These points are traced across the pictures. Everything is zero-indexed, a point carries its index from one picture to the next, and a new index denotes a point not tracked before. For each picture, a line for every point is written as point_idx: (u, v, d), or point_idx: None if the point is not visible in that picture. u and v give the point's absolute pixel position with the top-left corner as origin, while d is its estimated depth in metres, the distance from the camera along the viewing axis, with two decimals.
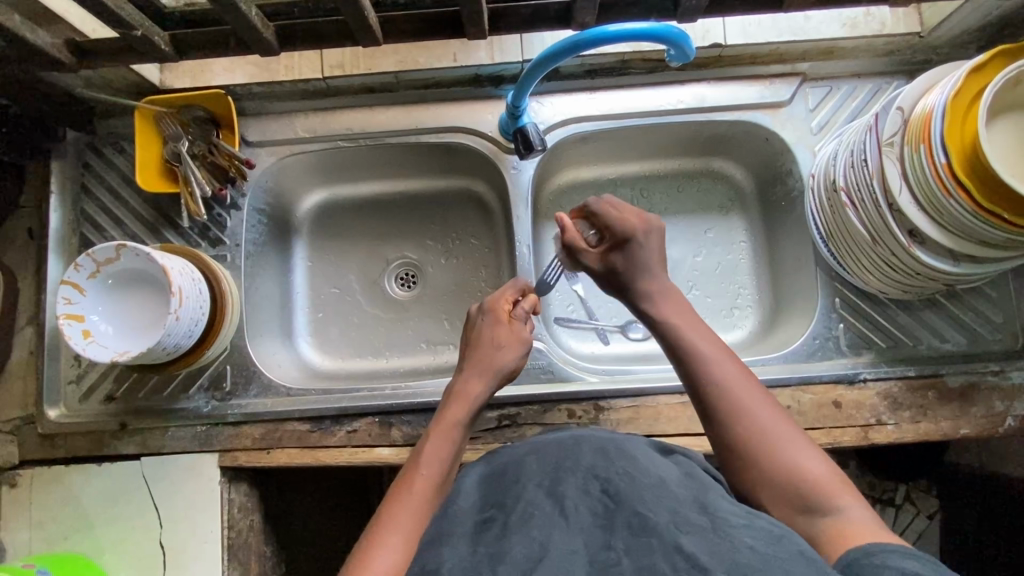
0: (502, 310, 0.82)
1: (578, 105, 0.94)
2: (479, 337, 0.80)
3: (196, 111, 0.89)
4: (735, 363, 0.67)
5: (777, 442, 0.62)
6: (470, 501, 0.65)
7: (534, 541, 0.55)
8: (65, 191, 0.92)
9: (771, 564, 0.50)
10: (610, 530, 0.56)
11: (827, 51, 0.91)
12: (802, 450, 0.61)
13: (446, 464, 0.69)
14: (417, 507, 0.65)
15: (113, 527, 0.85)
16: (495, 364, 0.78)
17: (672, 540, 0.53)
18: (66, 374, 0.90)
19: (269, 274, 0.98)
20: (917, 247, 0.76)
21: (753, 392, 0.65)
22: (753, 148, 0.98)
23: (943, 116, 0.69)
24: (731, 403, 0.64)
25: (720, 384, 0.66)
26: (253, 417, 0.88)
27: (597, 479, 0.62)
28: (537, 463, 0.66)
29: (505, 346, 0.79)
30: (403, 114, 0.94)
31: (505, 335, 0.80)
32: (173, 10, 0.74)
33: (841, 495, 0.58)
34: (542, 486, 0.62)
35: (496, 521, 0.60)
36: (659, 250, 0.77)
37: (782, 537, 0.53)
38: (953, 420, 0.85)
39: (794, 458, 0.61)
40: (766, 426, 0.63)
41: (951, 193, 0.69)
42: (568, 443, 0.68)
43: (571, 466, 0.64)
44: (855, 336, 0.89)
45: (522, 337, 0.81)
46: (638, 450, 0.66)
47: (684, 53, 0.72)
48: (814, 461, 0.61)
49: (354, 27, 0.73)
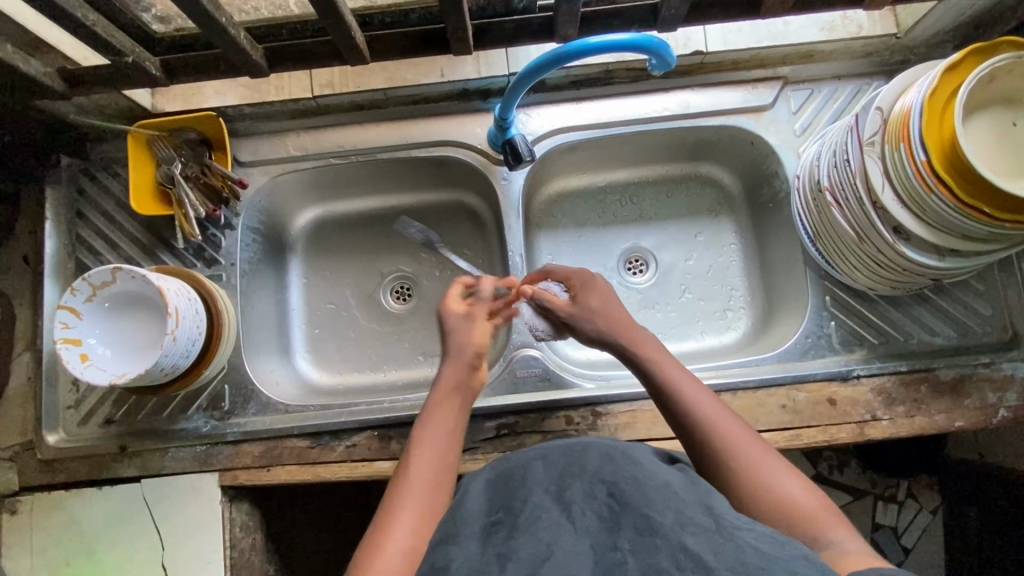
0: (453, 298, 0.81)
1: (565, 116, 0.95)
2: (445, 333, 0.78)
3: (190, 133, 0.90)
4: (717, 402, 0.67)
5: (758, 474, 0.61)
6: (476, 502, 0.61)
7: (541, 542, 0.53)
8: (60, 216, 0.93)
9: (773, 566, 0.48)
10: (615, 532, 0.54)
11: (807, 54, 0.93)
12: (789, 483, 0.60)
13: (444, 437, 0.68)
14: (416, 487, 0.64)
15: (115, 549, 0.85)
16: (462, 347, 0.76)
17: (677, 539, 0.51)
18: (65, 399, 0.91)
19: (265, 292, 0.99)
20: (902, 244, 0.77)
21: (735, 428, 0.64)
22: (739, 151, 1.00)
23: (920, 114, 0.70)
24: (711, 436, 0.64)
25: (702, 423, 0.65)
26: (253, 435, 0.89)
27: (604, 483, 0.59)
28: (542, 471, 0.63)
29: (461, 326, 0.78)
30: (394, 129, 0.96)
31: (459, 319, 0.79)
32: (162, 36, 0.75)
33: (832, 525, 0.57)
34: (549, 490, 0.59)
35: (503, 524, 0.57)
36: (598, 295, 0.81)
37: (784, 542, 0.51)
38: (947, 413, 0.85)
39: (781, 490, 0.59)
40: (743, 450, 0.62)
41: (932, 188, 0.70)
42: (575, 449, 0.65)
43: (578, 471, 0.61)
44: (847, 333, 0.90)
45: (475, 313, 0.79)
46: (644, 457, 0.64)
47: (665, 61, 0.73)
48: (801, 491, 0.59)
49: (342, 45, 0.74)
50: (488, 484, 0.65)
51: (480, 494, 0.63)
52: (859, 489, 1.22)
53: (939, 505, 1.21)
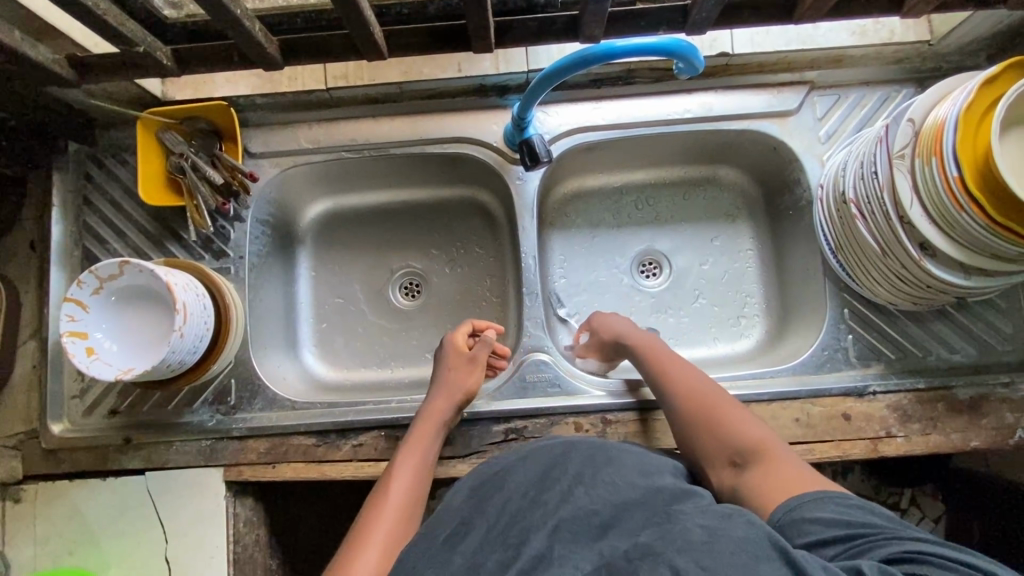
0: (459, 343, 0.88)
1: (583, 115, 0.93)
2: (439, 366, 0.87)
3: (200, 123, 0.88)
4: (688, 367, 0.80)
5: (719, 419, 0.73)
6: (456, 506, 0.67)
7: (511, 547, 0.59)
8: (67, 203, 0.92)
9: (715, 540, 0.51)
10: (578, 541, 0.57)
11: (836, 60, 0.90)
12: (745, 423, 0.72)
13: (413, 477, 0.76)
14: (391, 510, 0.72)
15: (118, 541, 0.85)
16: (455, 383, 0.83)
17: (631, 539, 0.55)
18: (70, 388, 0.90)
19: (273, 285, 0.97)
20: (928, 261, 0.75)
21: (699, 385, 0.77)
22: (760, 156, 0.97)
23: (955, 128, 0.68)
24: (681, 396, 0.77)
25: (675, 388, 0.78)
26: (259, 432, 0.88)
27: (581, 488, 0.62)
28: (524, 470, 0.67)
29: (462, 366, 0.85)
30: (409, 124, 0.94)
31: (461, 359, 0.86)
32: (173, 22, 0.72)
33: (774, 452, 0.68)
34: (526, 496, 0.64)
35: (474, 528, 0.63)
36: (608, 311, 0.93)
37: (731, 515, 0.54)
38: (962, 432, 0.84)
39: (737, 428, 0.71)
40: (701, 397, 0.76)
41: (963, 207, 0.68)
42: (558, 451, 0.68)
43: (557, 477, 0.65)
44: (864, 348, 0.88)
45: (478, 359, 0.85)
46: (627, 457, 0.66)
47: (693, 66, 0.71)
48: (752, 428, 0.71)
49: (359, 40, 0.72)
50: (471, 493, 0.68)
51: (463, 500, 0.67)
52: (863, 496, 1.20)
53: (941, 516, 1.20)
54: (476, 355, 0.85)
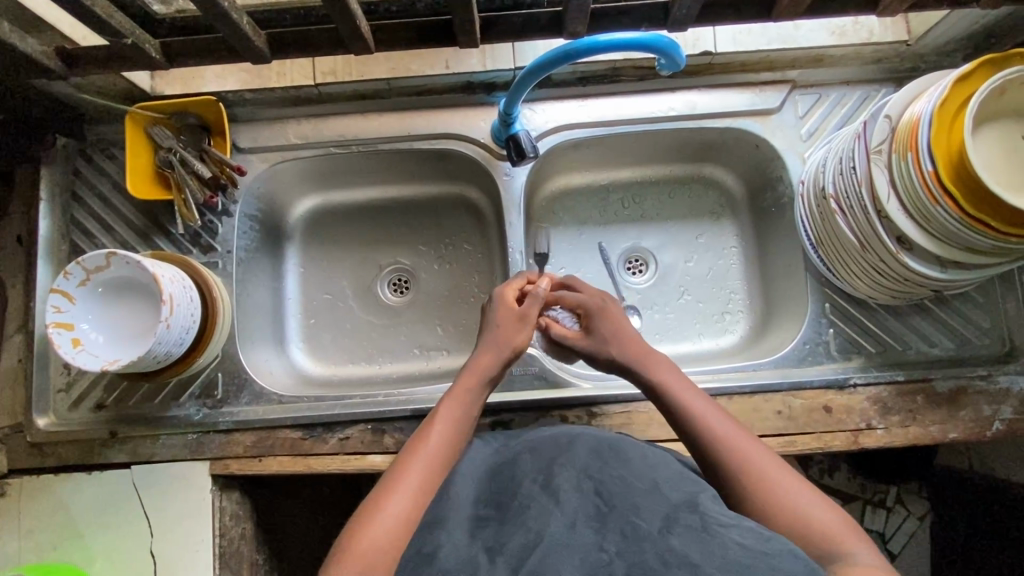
0: (508, 297, 0.80)
1: (569, 113, 0.94)
2: (486, 323, 0.79)
3: (189, 118, 0.89)
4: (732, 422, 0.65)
5: (777, 495, 0.58)
6: (466, 488, 0.63)
7: (530, 531, 0.54)
8: (54, 198, 0.92)
9: (760, 560, 0.48)
10: (602, 532, 0.54)
11: (817, 59, 0.92)
12: (809, 501, 0.58)
13: (453, 436, 0.68)
14: (425, 462, 0.64)
15: (103, 535, 0.85)
16: (505, 339, 0.76)
17: (663, 542, 0.51)
18: (56, 382, 0.90)
19: (261, 281, 0.97)
20: (906, 254, 0.76)
21: (749, 446, 0.63)
22: (744, 154, 0.99)
23: (929, 124, 0.69)
24: (728, 456, 0.62)
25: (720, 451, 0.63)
26: (245, 425, 0.88)
27: (592, 480, 0.60)
28: (530, 462, 0.64)
29: (512, 324, 0.78)
30: (397, 121, 0.95)
31: (511, 316, 0.78)
32: (162, 16, 0.74)
33: (852, 541, 0.55)
34: (537, 480, 0.61)
35: (492, 519, 0.58)
36: (613, 322, 0.78)
37: (772, 537, 0.51)
38: (942, 424, 0.85)
39: (803, 508, 0.57)
40: (752, 464, 0.61)
41: (938, 200, 0.69)
42: (562, 442, 0.67)
43: (565, 463, 0.62)
44: (845, 341, 0.90)
45: (530, 317, 0.78)
46: (634, 453, 0.65)
47: (674, 62, 0.72)
48: (819, 509, 0.57)
49: (345, 34, 0.73)
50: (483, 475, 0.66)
51: (474, 476, 0.65)
52: (849, 495, 1.20)
53: (927, 513, 1.18)
54: (528, 312, 0.78)
